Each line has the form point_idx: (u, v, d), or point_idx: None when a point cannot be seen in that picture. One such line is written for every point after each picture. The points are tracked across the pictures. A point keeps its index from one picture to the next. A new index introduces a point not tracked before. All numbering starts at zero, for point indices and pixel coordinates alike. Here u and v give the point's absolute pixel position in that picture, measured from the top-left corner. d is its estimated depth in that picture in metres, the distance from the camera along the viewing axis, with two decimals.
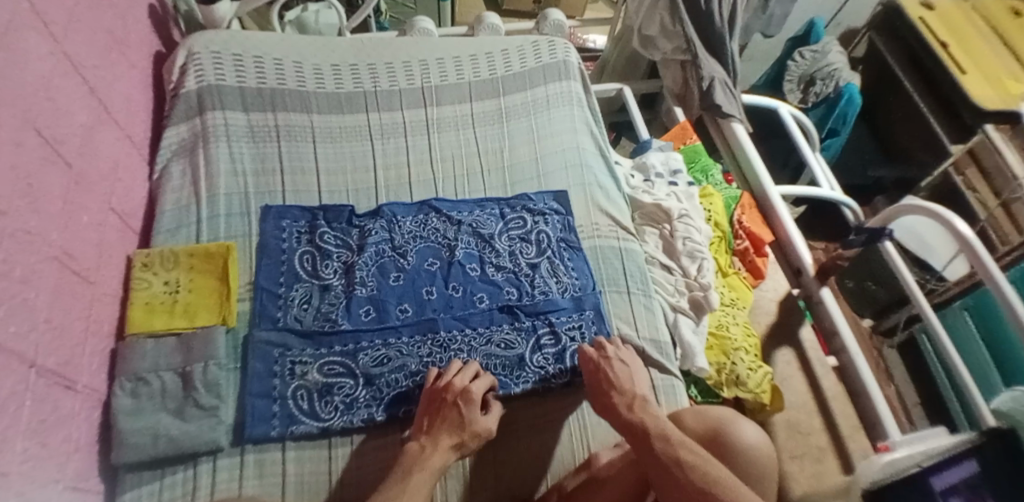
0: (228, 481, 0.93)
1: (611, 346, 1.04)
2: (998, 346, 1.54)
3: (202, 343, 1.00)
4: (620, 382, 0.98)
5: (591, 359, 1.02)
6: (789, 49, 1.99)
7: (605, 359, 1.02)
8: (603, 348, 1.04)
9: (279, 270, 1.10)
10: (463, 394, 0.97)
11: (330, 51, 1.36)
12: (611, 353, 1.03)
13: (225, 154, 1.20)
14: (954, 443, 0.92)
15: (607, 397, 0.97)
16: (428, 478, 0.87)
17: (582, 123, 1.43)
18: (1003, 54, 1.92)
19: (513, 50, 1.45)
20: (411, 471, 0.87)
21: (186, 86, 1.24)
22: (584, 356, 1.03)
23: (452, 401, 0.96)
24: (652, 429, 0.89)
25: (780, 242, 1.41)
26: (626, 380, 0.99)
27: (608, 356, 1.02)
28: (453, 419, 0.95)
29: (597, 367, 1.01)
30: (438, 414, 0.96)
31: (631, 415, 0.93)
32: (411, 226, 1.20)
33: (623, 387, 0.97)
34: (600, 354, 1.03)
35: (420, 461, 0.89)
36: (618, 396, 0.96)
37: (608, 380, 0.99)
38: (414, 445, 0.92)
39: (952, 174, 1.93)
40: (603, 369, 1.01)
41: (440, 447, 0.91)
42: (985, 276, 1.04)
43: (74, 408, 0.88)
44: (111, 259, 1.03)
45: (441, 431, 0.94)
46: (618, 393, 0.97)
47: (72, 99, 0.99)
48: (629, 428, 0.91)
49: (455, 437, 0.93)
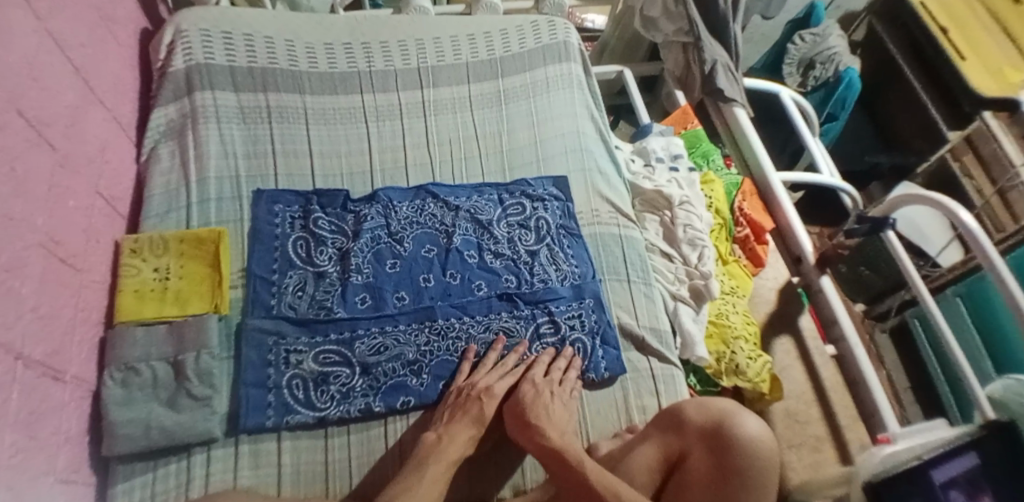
0: (222, 472, 0.92)
1: (566, 381, 1.04)
2: (993, 335, 1.52)
3: (194, 331, 0.98)
4: (546, 413, 0.97)
5: (534, 379, 1.02)
6: (789, 31, 1.94)
7: (549, 388, 1.01)
8: (551, 375, 1.04)
9: (273, 256, 1.07)
10: (487, 391, 0.99)
11: (325, 30, 1.32)
12: (555, 386, 1.02)
13: (216, 136, 1.17)
14: (954, 434, 0.92)
15: (530, 419, 0.96)
16: (444, 470, 0.90)
17: (583, 107, 1.40)
18: (1004, 43, 1.88)
19: (512, 30, 1.42)
20: (426, 462, 0.90)
21: (174, 65, 1.20)
22: (526, 376, 1.03)
23: (476, 396, 0.98)
24: (578, 457, 0.90)
25: (780, 229, 1.40)
26: (558, 415, 0.99)
27: (554, 386, 1.02)
28: (474, 413, 0.96)
29: (536, 391, 1.00)
30: (460, 407, 0.97)
31: (556, 440, 0.93)
32: (408, 212, 1.17)
33: (553, 416, 0.98)
34: (547, 383, 1.01)
35: (437, 452, 0.91)
36: (541, 422, 0.96)
37: (531, 410, 0.97)
38: (431, 435, 0.94)
39: (948, 160, 1.89)
40: (541, 395, 0.99)
41: (459, 439, 0.93)
42: (984, 261, 1.01)
43: (64, 399, 0.86)
44: (98, 245, 1.00)
45: (460, 422, 0.95)
46: (542, 417, 0.96)
47: (57, 78, 0.95)
48: (552, 450, 0.92)
49: (473, 430, 0.95)
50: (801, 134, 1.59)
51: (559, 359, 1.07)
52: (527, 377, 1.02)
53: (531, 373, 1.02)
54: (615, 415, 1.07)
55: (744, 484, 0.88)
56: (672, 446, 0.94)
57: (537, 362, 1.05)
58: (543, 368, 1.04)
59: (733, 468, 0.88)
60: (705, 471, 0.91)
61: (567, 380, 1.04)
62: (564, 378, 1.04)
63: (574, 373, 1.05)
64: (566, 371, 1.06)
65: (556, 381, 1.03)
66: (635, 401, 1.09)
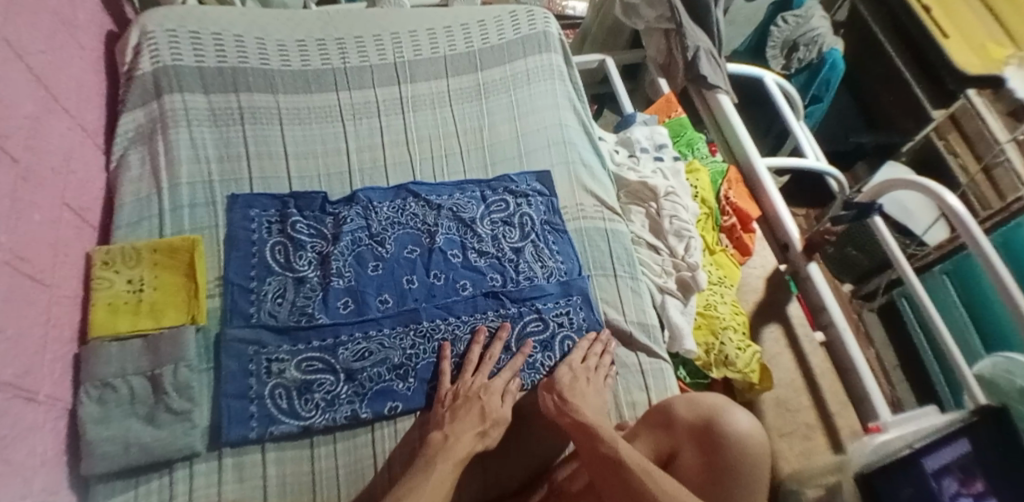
0: (206, 487, 0.90)
1: (600, 370, 1.04)
2: (976, 308, 1.54)
3: (170, 344, 0.95)
4: (580, 392, 0.98)
5: (570, 362, 1.03)
6: (772, 13, 1.89)
7: (585, 373, 1.02)
8: (587, 358, 1.05)
9: (250, 263, 1.05)
10: (484, 388, 0.99)
11: (297, 25, 1.28)
12: (591, 374, 1.02)
13: (186, 140, 1.13)
14: (944, 422, 0.91)
15: (564, 396, 0.97)
16: (451, 468, 0.88)
17: (565, 98, 1.38)
18: (987, 18, 1.89)
19: (490, 21, 1.39)
20: (434, 461, 0.88)
21: (141, 67, 1.16)
22: (567, 359, 1.04)
23: (475, 395, 0.97)
24: (611, 435, 0.89)
25: (767, 218, 1.39)
26: (592, 397, 0.99)
27: (590, 372, 1.03)
28: (474, 412, 0.95)
29: (573, 374, 1.01)
30: (460, 408, 0.96)
31: (591, 418, 0.93)
32: (389, 212, 1.14)
33: (588, 398, 0.98)
34: (584, 370, 1.02)
35: (444, 451, 0.90)
36: (576, 401, 0.96)
37: (567, 389, 0.98)
38: (437, 435, 0.92)
39: (932, 139, 1.88)
40: (577, 380, 1.00)
41: (465, 436, 0.92)
42: (968, 239, 0.99)
43: (38, 420, 0.83)
44: (67, 258, 0.96)
45: (463, 422, 0.94)
46: (578, 397, 0.97)
47: (16, 87, 0.91)
48: (581, 425, 0.92)
49: (477, 427, 0.94)
50: (785, 117, 1.57)
51: (596, 344, 1.07)
52: (566, 361, 1.03)
53: (570, 357, 1.04)
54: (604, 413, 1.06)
55: (744, 477, 0.87)
56: (663, 444, 0.94)
57: (576, 349, 1.06)
58: (581, 353, 1.05)
59: (723, 466, 0.88)
60: (698, 467, 0.90)
61: (602, 366, 1.05)
62: (601, 363, 1.05)
63: (608, 357, 1.07)
64: (602, 356, 1.07)
65: (592, 367, 1.04)
66: (625, 397, 1.08)
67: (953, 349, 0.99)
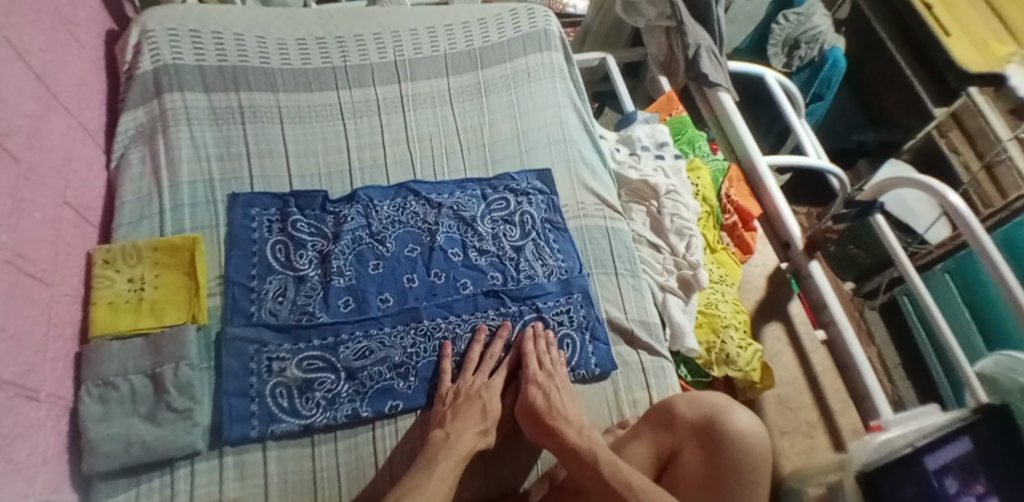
0: (207, 485, 0.90)
1: (558, 373, 1.02)
2: (977, 304, 1.54)
3: (171, 343, 0.95)
4: (558, 411, 0.95)
5: (534, 378, 0.99)
6: (774, 11, 1.89)
7: (554, 385, 0.99)
8: (542, 364, 1.02)
9: (251, 262, 1.05)
10: (485, 386, 0.99)
11: (297, 24, 1.28)
12: (554, 379, 1.00)
13: (187, 139, 1.13)
14: (947, 420, 0.91)
15: (547, 422, 0.94)
16: (453, 465, 0.88)
17: (566, 96, 1.38)
18: (989, 16, 1.89)
19: (491, 19, 1.39)
20: (435, 459, 0.88)
21: (141, 66, 1.16)
22: (529, 376, 1.00)
23: (476, 393, 0.97)
24: (593, 454, 0.89)
25: (768, 216, 1.39)
26: (572, 410, 0.97)
27: (550, 382, 0.99)
28: (474, 411, 0.95)
29: (544, 392, 0.98)
30: (460, 407, 0.96)
31: (575, 440, 0.92)
32: (390, 210, 1.14)
33: (569, 415, 0.95)
34: (547, 379, 1.00)
35: (446, 449, 0.90)
36: (559, 424, 0.94)
37: (546, 411, 0.95)
38: (438, 433, 0.92)
39: (934, 136, 1.87)
40: (551, 397, 0.97)
41: (467, 434, 0.92)
42: (970, 236, 0.99)
43: (40, 419, 0.83)
44: (68, 257, 0.96)
45: (464, 421, 0.94)
46: (560, 419, 0.94)
47: (16, 86, 0.91)
48: (568, 449, 0.91)
49: (478, 426, 0.94)
50: (786, 115, 1.57)
51: (538, 341, 1.05)
52: (529, 378, 0.99)
53: (529, 372, 1.00)
54: (604, 412, 1.06)
55: (747, 476, 0.87)
56: (665, 443, 0.94)
57: (529, 359, 1.02)
58: (535, 359, 1.02)
59: (724, 466, 0.88)
60: (700, 467, 0.90)
61: (556, 370, 1.02)
62: (551, 358, 1.04)
63: (554, 349, 1.05)
64: (549, 351, 1.05)
65: (548, 373, 1.01)
66: (626, 396, 1.07)
67: (954, 347, 0.99)
